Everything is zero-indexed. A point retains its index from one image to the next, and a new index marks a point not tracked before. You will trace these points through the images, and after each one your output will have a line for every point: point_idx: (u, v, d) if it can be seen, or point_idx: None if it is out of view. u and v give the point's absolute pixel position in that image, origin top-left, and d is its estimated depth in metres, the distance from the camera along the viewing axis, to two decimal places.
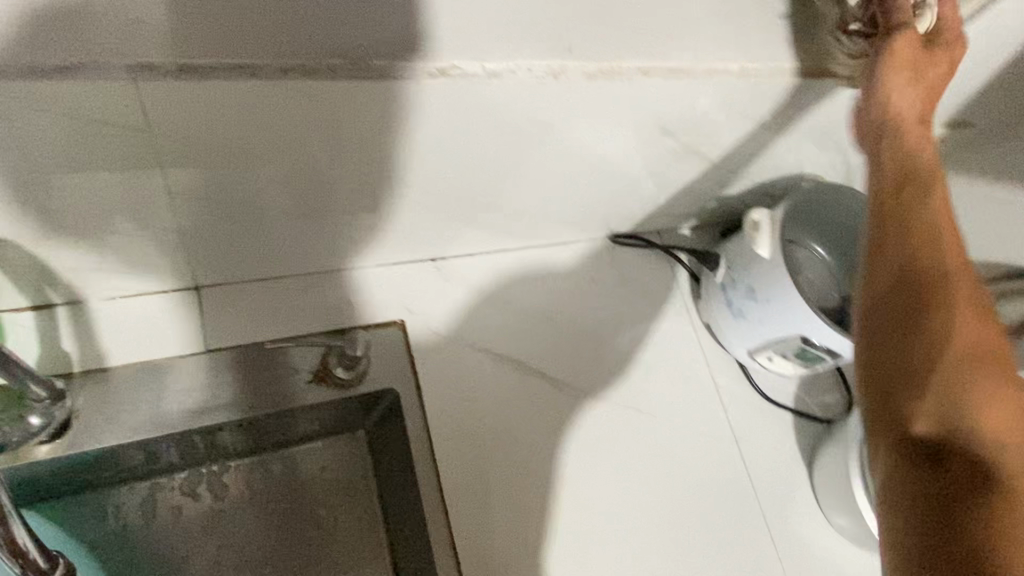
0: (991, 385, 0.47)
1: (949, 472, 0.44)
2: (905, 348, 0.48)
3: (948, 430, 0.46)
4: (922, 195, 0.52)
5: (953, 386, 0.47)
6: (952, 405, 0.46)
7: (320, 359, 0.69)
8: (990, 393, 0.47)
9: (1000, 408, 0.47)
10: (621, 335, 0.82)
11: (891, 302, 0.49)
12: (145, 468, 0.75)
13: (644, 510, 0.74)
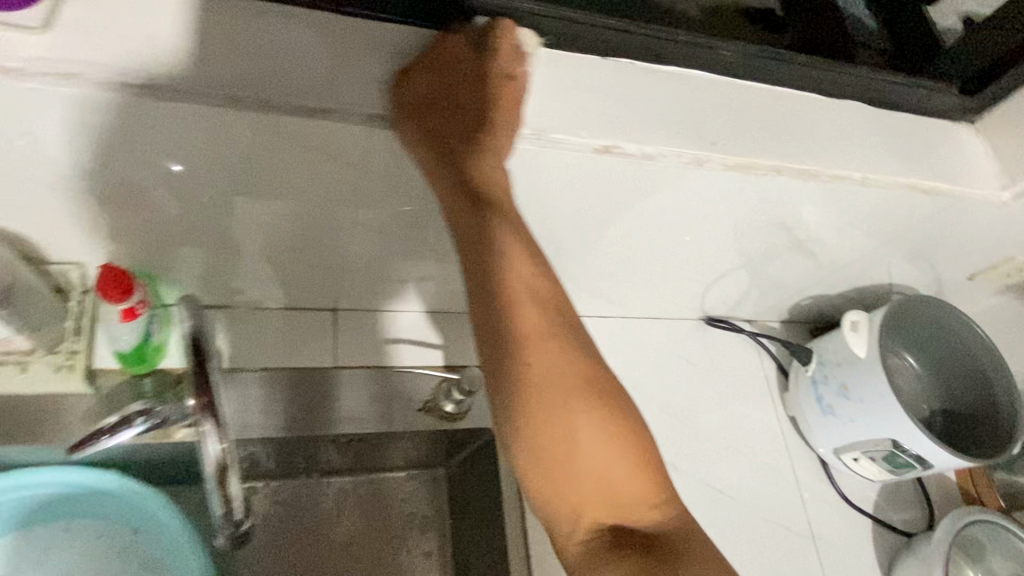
0: (596, 427, 0.49)
1: (646, 550, 0.50)
2: (519, 429, 0.48)
3: (617, 524, 0.51)
4: (480, 251, 0.49)
5: (593, 480, 0.49)
6: (553, 479, 0.49)
7: (431, 391, 0.75)
8: (588, 445, 0.49)
9: (604, 453, 0.49)
10: (707, 415, 0.85)
11: (513, 418, 0.48)
12: (248, 472, 0.80)
13: None
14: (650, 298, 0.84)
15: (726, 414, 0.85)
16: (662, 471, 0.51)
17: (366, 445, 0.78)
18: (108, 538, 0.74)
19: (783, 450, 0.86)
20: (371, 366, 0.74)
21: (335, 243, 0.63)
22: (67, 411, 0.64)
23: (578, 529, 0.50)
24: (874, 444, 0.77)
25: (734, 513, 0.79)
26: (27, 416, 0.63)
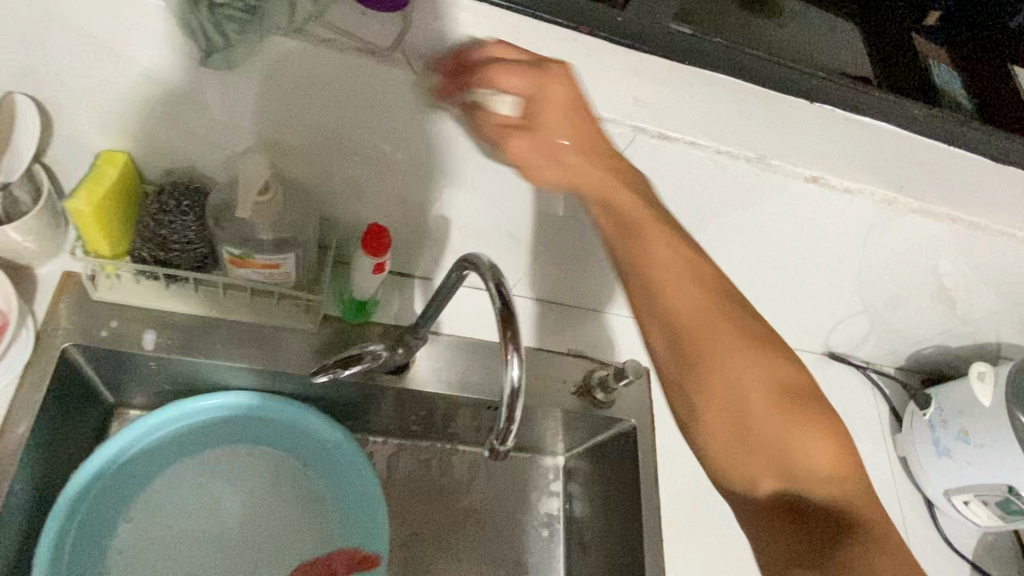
0: (765, 390, 0.55)
1: (805, 524, 0.54)
2: (699, 390, 0.54)
3: (801, 495, 0.55)
4: (643, 238, 0.54)
5: (734, 417, 0.54)
6: (738, 439, 0.55)
7: (583, 376, 0.82)
8: (801, 440, 0.54)
9: (774, 410, 0.54)
10: None
11: (701, 395, 0.54)
12: (401, 431, 0.89)
13: None
14: (786, 328, 0.91)
15: None
16: (833, 440, 0.55)
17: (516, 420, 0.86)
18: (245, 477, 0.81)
19: (893, 486, 0.91)
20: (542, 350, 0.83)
21: (406, 151, 0.59)
22: (290, 344, 0.72)
23: (758, 487, 0.55)
24: (990, 489, 0.81)
25: None
26: (256, 341, 0.71)
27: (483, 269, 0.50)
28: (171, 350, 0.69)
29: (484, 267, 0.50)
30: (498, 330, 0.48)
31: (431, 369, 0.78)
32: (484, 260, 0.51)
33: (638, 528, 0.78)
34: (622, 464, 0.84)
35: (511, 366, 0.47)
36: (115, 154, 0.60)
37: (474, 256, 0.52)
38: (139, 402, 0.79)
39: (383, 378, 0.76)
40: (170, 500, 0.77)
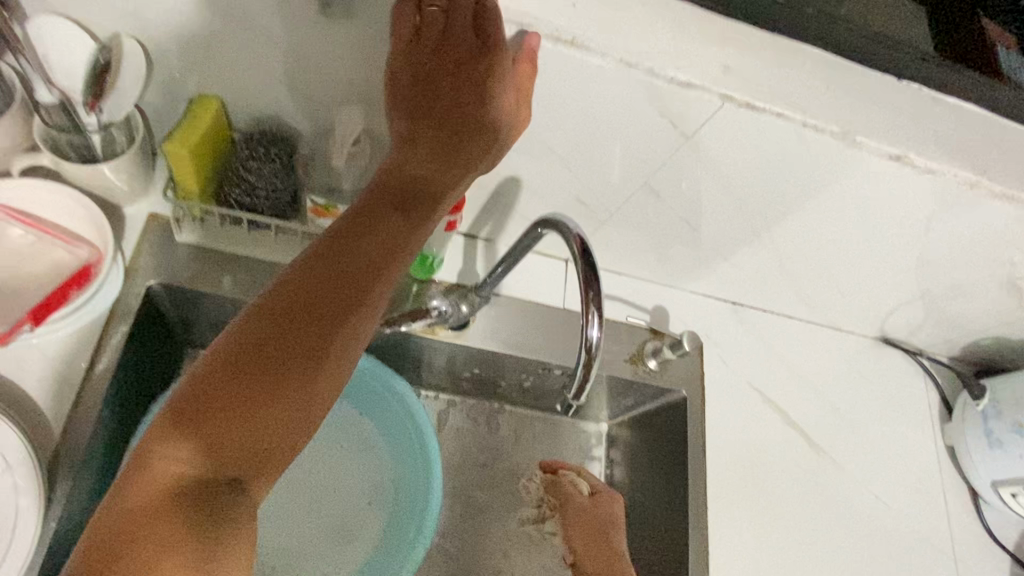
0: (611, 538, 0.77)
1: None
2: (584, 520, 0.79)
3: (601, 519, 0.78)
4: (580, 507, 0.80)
5: (594, 532, 0.78)
6: (592, 536, 0.78)
7: (637, 346, 0.84)
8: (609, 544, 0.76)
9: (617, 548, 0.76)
10: (872, 426, 0.91)
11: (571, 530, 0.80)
12: (451, 387, 0.91)
13: (854, 567, 0.82)
14: (842, 310, 0.91)
15: (889, 430, 0.92)
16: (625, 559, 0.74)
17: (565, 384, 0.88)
18: None
19: (937, 474, 0.91)
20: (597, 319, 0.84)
21: None
22: None
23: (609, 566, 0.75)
24: None
25: (887, 519, 0.86)
26: None
27: (569, 232, 0.52)
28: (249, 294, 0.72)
29: (571, 230, 0.52)
30: (581, 291, 0.49)
31: (489, 329, 0.79)
32: (571, 224, 0.52)
33: (683, 495, 0.80)
34: (669, 434, 0.85)
35: (591, 327, 0.49)
36: (209, 99, 0.62)
37: (559, 219, 0.53)
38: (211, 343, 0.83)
39: (443, 335, 0.78)
40: None
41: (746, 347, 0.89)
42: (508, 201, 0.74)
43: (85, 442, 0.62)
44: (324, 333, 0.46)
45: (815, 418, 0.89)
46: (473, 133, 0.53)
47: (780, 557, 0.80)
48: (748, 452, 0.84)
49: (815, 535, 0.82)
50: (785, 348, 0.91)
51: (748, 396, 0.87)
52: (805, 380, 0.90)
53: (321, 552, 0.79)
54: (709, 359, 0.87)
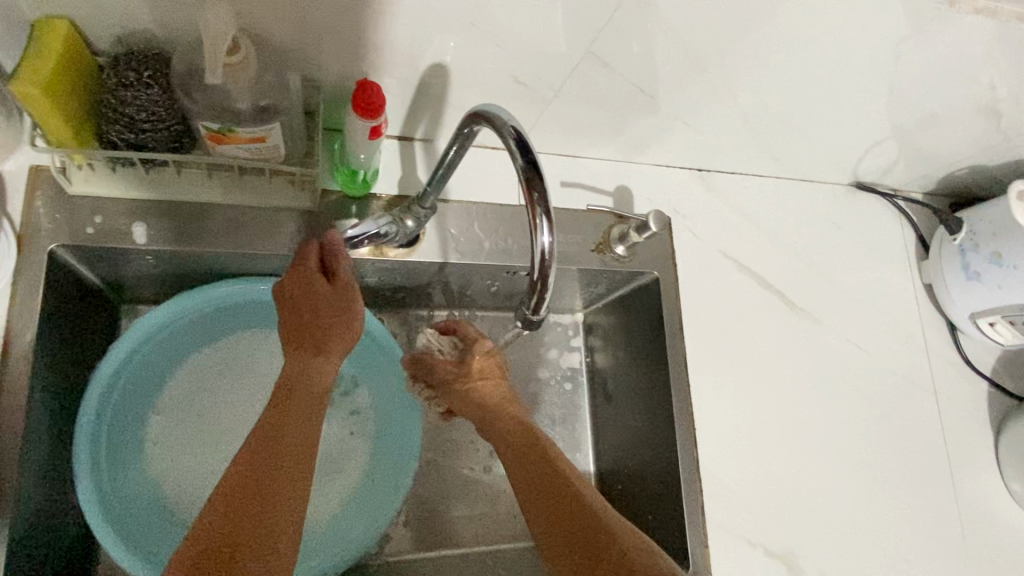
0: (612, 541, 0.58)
1: None
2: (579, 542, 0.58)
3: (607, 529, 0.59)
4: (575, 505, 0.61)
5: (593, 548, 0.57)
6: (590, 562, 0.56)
7: (603, 232, 0.79)
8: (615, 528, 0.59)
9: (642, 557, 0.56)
10: (849, 276, 0.89)
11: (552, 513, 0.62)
12: (414, 303, 0.86)
13: (840, 418, 0.82)
14: (813, 161, 0.86)
15: (866, 277, 0.90)
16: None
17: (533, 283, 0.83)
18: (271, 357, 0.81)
19: (915, 312, 0.91)
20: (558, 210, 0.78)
21: None
22: (291, 225, 0.68)
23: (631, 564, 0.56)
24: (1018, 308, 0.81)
25: (868, 366, 0.86)
26: (254, 224, 0.67)
27: (501, 125, 0.45)
28: (167, 241, 0.65)
29: (501, 120, 0.45)
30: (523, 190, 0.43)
31: (442, 239, 0.73)
32: (502, 114, 0.45)
33: (665, 377, 0.78)
34: (646, 317, 0.82)
35: (541, 231, 0.43)
36: (53, 23, 0.51)
37: (487, 110, 0.46)
38: (146, 296, 0.76)
39: (395, 255, 0.71)
40: (190, 390, 0.77)
41: (717, 215, 0.84)
42: (440, 93, 0.65)
43: (21, 430, 0.58)
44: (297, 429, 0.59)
45: (793, 277, 0.86)
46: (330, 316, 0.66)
47: (770, 421, 0.79)
48: (731, 323, 0.81)
49: (802, 394, 0.82)
50: (757, 209, 0.87)
51: (723, 266, 0.83)
52: (779, 240, 0.86)
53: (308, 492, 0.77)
54: (682, 234, 0.82)
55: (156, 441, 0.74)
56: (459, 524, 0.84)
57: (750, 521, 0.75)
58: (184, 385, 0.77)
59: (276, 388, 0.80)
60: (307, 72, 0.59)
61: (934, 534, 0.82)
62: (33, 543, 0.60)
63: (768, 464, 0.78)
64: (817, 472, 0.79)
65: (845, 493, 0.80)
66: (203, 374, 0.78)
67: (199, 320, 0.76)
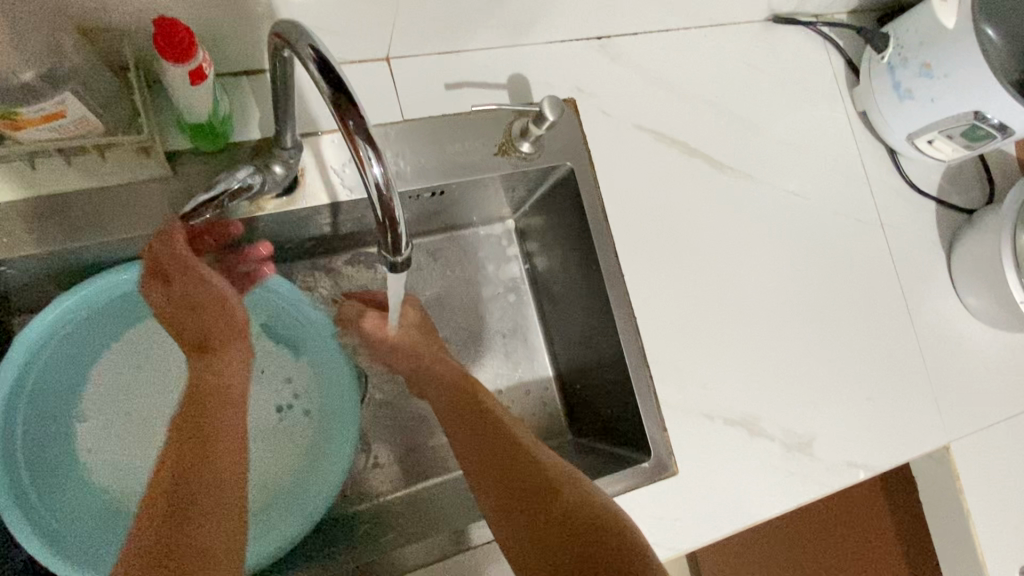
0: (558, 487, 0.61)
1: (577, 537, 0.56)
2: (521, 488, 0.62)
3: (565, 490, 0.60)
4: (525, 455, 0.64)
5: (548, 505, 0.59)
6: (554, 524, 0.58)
7: (502, 131, 0.71)
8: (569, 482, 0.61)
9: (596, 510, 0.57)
10: (778, 122, 0.83)
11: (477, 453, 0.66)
12: (324, 250, 0.81)
13: (787, 272, 0.80)
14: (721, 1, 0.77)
15: (797, 118, 0.84)
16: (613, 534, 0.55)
17: (443, 200, 0.76)
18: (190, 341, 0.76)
19: (854, 146, 0.86)
20: (448, 115, 0.70)
21: None
22: (148, 198, 0.60)
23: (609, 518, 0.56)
24: (955, 121, 0.76)
25: (809, 213, 0.82)
26: (107, 206, 0.59)
27: (299, 47, 0.38)
28: (13, 247, 0.58)
29: (297, 44, 0.38)
30: (348, 123, 0.39)
31: (325, 177, 0.66)
32: (298, 35, 0.39)
33: (597, 271, 0.74)
34: (569, 212, 0.77)
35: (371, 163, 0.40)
36: None
37: (281, 31, 0.39)
38: (33, 303, 0.70)
39: (274, 206, 0.65)
40: (110, 394, 0.73)
41: (627, 84, 0.77)
42: (270, 14, 0.56)
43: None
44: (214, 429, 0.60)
45: (719, 136, 0.80)
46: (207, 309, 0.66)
47: (715, 292, 0.76)
48: (661, 200, 0.76)
49: (744, 257, 0.78)
50: (670, 69, 0.79)
51: (643, 141, 0.76)
52: (698, 98, 0.80)
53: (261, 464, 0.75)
54: (592, 116, 0.75)
55: (90, 450, 0.71)
56: (431, 457, 0.82)
57: (709, 395, 0.74)
58: (103, 391, 0.73)
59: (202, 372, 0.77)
60: (97, 21, 0.50)
61: (894, 366, 0.82)
62: None
63: (718, 335, 0.75)
64: (770, 332, 0.77)
65: (799, 346, 0.78)
66: (120, 374, 0.74)
67: (97, 323, 0.70)
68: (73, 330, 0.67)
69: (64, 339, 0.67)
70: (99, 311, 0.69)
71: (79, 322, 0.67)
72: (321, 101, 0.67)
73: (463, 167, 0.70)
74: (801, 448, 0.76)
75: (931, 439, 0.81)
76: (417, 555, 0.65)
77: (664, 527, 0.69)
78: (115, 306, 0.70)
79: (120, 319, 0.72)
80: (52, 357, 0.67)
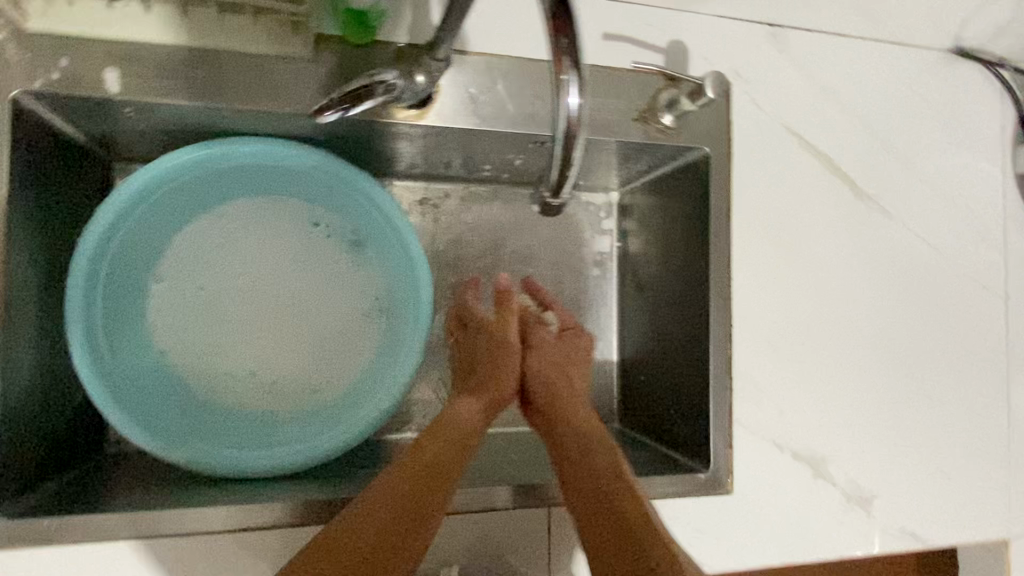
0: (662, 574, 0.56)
1: None
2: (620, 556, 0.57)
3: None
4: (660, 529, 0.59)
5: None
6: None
7: (647, 97, 0.67)
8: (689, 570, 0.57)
9: None
10: (929, 161, 0.77)
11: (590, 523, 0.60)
12: (428, 174, 0.78)
13: (895, 320, 0.75)
14: (909, 15, 0.71)
15: (949, 162, 0.78)
16: None
17: (563, 154, 0.73)
18: (274, 229, 0.75)
19: (1000, 207, 0.79)
20: (597, 67, 0.66)
21: None
22: (284, 75, 0.58)
23: None
24: None
25: (935, 265, 0.76)
26: (242, 74, 0.57)
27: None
28: (144, 90, 0.56)
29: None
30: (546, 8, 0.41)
31: (462, 98, 0.63)
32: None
33: (703, 269, 0.70)
34: (688, 198, 0.73)
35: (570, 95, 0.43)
36: None
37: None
38: (136, 154, 0.69)
39: (403, 116, 0.62)
40: (186, 262, 0.73)
41: (785, 80, 0.72)
42: None
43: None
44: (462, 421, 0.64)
45: (864, 159, 0.74)
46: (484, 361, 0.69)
47: (817, 319, 0.72)
48: (787, 210, 0.71)
49: (855, 292, 0.73)
50: (834, 75, 0.73)
51: (786, 144, 0.71)
52: (854, 112, 0.74)
53: (315, 368, 0.75)
54: (741, 104, 0.70)
55: (159, 311, 0.71)
56: None
57: (781, 422, 0.70)
58: (179, 257, 0.72)
59: (278, 262, 0.75)
60: None
61: (978, 445, 0.77)
62: (31, 400, 0.58)
63: (809, 365, 0.71)
64: (862, 376, 0.73)
65: (886, 398, 0.74)
66: (199, 246, 0.73)
67: (192, 187, 0.69)
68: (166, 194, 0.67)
69: (156, 202, 0.67)
70: (197, 178, 0.67)
71: (177, 184, 0.67)
72: (473, 17, 0.63)
73: (600, 125, 0.67)
74: (859, 503, 0.72)
75: (994, 530, 0.77)
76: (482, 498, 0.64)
77: (703, 545, 0.67)
78: (212, 177, 0.69)
79: (213, 190, 0.71)
80: (143, 218, 0.67)
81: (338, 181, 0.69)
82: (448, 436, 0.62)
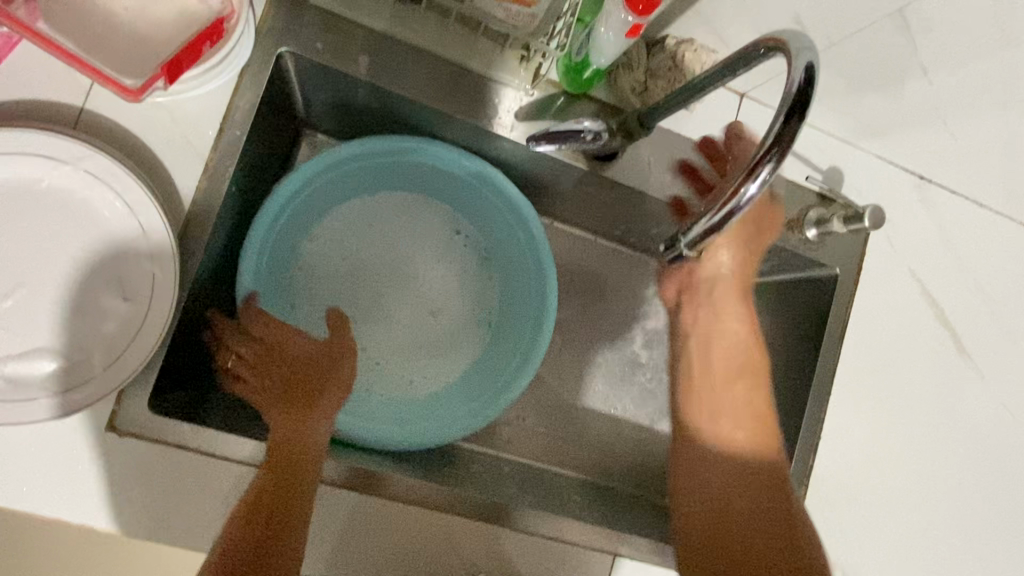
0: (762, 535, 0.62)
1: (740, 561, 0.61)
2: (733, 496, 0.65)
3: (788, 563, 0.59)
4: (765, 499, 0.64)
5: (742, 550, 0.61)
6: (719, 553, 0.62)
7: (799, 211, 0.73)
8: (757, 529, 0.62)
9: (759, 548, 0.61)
10: None
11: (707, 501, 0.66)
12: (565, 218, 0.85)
13: (978, 480, 0.76)
14: None
15: None
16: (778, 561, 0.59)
17: None
18: (427, 225, 0.81)
19: None
20: None
21: None
22: (503, 99, 0.65)
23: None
24: None
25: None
26: (469, 89, 0.65)
27: (798, 55, 0.41)
28: (385, 76, 0.63)
29: (799, 49, 0.41)
30: (774, 127, 0.41)
31: (641, 161, 0.69)
32: (798, 39, 0.43)
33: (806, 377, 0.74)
34: (802, 309, 0.78)
35: (756, 182, 0.43)
36: None
37: (786, 37, 0.43)
38: (329, 126, 0.76)
39: (587, 164, 0.69)
40: (342, 234, 0.79)
41: (923, 228, 0.77)
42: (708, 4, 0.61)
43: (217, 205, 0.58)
44: (299, 412, 0.63)
45: (982, 320, 0.78)
46: (308, 386, 0.65)
47: (901, 455, 0.74)
48: (896, 345, 0.75)
49: (944, 441, 0.76)
50: (970, 237, 0.78)
51: (910, 285, 0.76)
52: (980, 275, 0.78)
53: (428, 360, 0.79)
54: (879, 238, 0.76)
55: (308, 270, 0.77)
56: (548, 442, 0.83)
57: (847, 545, 0.72)
58: (337, 228, 0.78)
59: (420, 256, 0.81)
60: None
61: None
62: (196, 311, 0.63)
63: (885, 495, 0.73)
64: (934, 523, 0.74)
65: (950, 555, 0.74)
66: (358, 223, 0.79)
67: (370, 171, 0.75)
68: (347, 174, 0.74)
69: (337, 179, 0.74)
70: (381, 164, 0.74)
71: (361, 165, 0.74)
72: None
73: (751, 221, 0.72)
74: None
75: None
76: (541, 522, 0.66)
77: None
78: (391, 165, 0.75)
79: (387, 178, 0.77)
80: (322, 191, 0.73)
81: (498, 199, 0.75)
82: (293, 439, 0.60)
